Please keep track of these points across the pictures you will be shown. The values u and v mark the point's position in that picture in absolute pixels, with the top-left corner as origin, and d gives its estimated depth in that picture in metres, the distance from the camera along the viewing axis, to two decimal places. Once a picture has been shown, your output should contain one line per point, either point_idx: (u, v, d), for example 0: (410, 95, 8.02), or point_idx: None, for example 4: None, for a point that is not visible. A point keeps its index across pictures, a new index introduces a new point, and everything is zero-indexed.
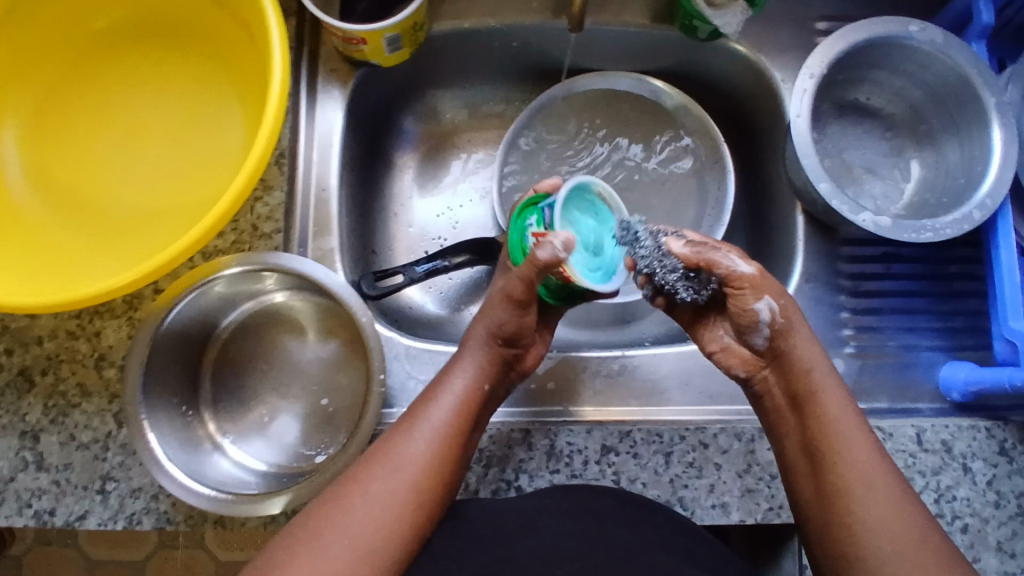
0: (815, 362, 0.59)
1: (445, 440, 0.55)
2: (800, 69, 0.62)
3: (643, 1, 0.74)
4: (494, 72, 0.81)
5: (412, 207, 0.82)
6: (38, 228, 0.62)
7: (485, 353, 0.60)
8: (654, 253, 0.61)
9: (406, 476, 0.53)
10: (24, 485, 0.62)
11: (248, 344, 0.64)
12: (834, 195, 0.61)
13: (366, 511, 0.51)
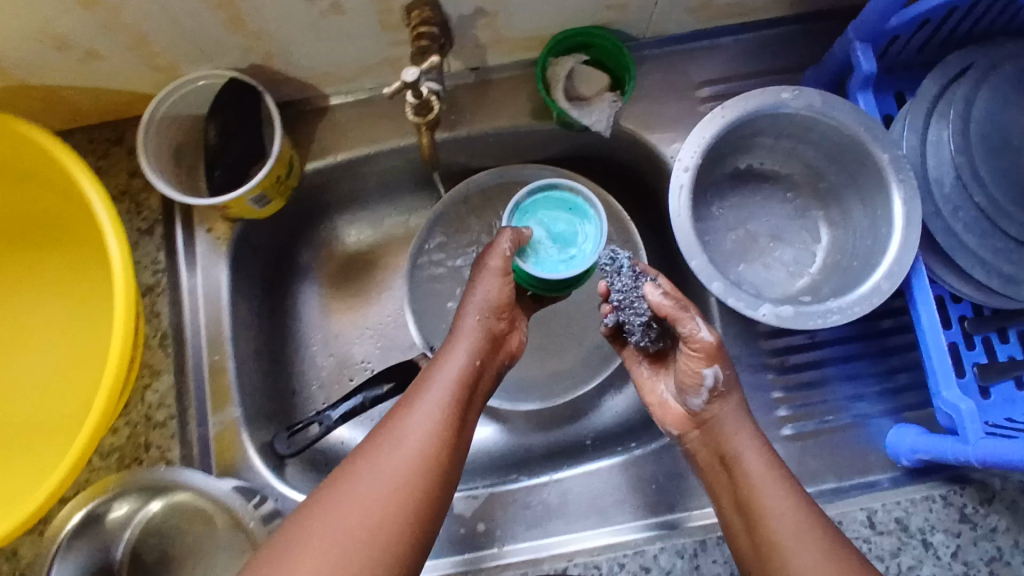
0: (731, 422, 0.60)
1: (445, 420, 0.54)
2: (672, 164, 0.59)
3: (517, 100, 0.72)
4: (388, 188, 0.79)
5: (329, 336, 0.80)
6: None
7: (479, 331, 0.60)
8: (632, 292, 0.62)
9: (412, 451, 0.52)
10: None
11: (158, 549, 0.62)
12: (730, 292, 0.58)
13: (365, 496, 0.49)
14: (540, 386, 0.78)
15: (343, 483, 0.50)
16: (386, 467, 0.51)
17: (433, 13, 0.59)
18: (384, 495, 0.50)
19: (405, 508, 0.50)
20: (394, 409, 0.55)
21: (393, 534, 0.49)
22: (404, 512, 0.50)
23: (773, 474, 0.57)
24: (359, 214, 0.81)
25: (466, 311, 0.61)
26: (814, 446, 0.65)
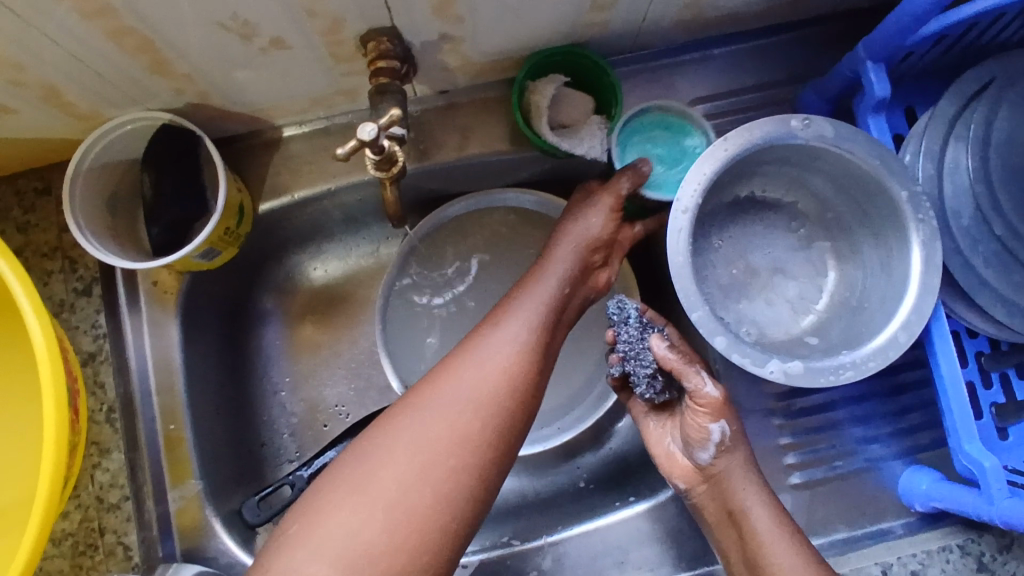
0: (738, 475, 0.57)
1: (531, 348, 0.50)
2: (671, 205, 0.53)
3: (489, 125, 0.65)
4: (354, 220, 0.73)
5: (299, 382, 0.74)
6: None
7: (575, 255, 0.57)
8: (637, 343, 0.59)
9: (495, 370, 0.48)
10: None
11: None
12: (734, 347, 0.53)
13: (433, 422, 0.46)
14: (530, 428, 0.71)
15: (413, 405, 0.47)
16: (459, 394, 0.47)
17: (393, 46, 0.54)
18: (454, 424, 0.46)
19: (478, 439, 0.46)
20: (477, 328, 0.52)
21: (473, 457, 0.46)
22: (484, 435, 0.46)
23: (783, 530, 0.55)
24: (325, 248, 0.75)
25: (562, 234, 0.58)
26: (823, 495, 0.60)
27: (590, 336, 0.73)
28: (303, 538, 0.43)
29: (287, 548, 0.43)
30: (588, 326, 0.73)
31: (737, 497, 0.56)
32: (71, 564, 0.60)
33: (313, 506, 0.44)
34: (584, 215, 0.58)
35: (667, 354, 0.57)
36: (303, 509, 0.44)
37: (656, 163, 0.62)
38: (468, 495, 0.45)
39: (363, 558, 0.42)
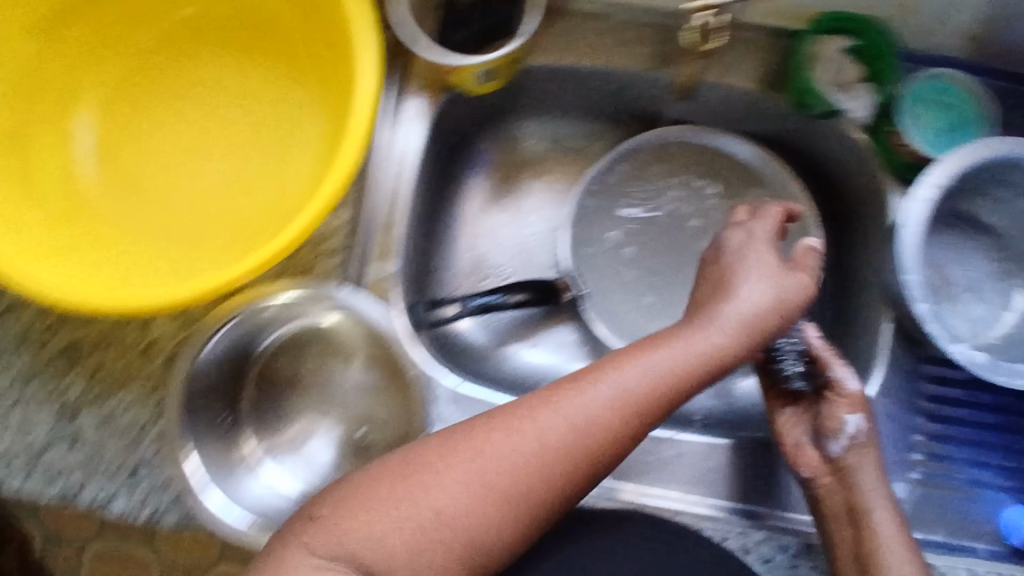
0: (869, 473, 0.60)
1: (661, 386, 0.55)
2: (923, 177, 0.60)
3: (754, 64, 0.70)
4: (583, 110, 0.79)
5: (478, 232, 0.80)
6: (97, 218, 0.61)
7: (751, 309, 0.59)
8: (792, 326, 0.66)
9: (619, 396, 0.54)
10: (52, 460, 0.62)
11: (289, 363, 0.65)
12: (931, 317, 0.60)
13: (550, 429, 0.52)
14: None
15: (539, 404, 0.53)
16: (582, 411, 0.53)
17: None
18: (569, 434, 0.52)
19: (587, 444, 0.52)
20: (609, 357, 0.56)
21: (576, 459, 0.52)
22: (597, 442, 0.52)
23: (900, 531, 0.58)
24: (545, 124, 0.80)
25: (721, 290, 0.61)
26: (936, 497, 0.64)
27: None
28: (420, 470, 0.51)
29: (405, 477, 0.50)
30: None
31: (863, 493, 0.59)
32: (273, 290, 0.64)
33: (430, 453, 0.51)
34: (748, 291, 0.59)
35: (820, 343, 0.65)
36: (421, 456, 0.51)
37: (942, 125, 0.66)
38: (539, 505, 0.51)
39: (462, 518, 0.50)
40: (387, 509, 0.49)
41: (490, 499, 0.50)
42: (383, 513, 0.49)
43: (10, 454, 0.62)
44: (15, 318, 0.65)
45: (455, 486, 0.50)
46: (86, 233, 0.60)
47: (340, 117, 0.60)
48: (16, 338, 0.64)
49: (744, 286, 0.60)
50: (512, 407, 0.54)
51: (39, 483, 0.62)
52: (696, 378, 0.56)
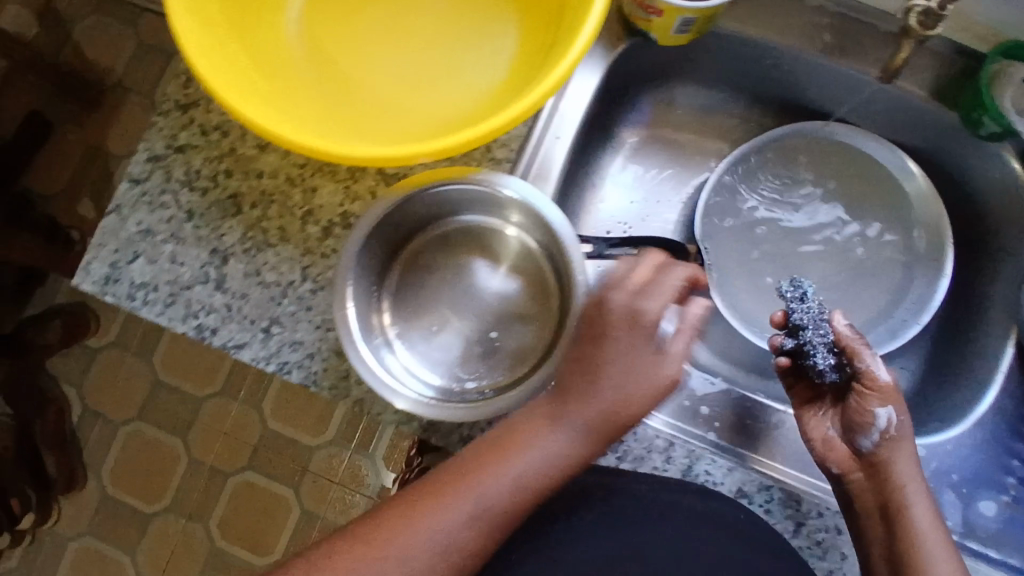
0: (906, 468, 0.59)
1: (563, 464, 0.55)
2: None
3: (929, 74, 0.70)
4: (749, 86, 0.79)
5: (609, 184, 0.81)
6: (293, 77, 0.64)
7: (665, 361, 0.56)
8: (816, 314, 0.64)
9: (528, 473, 0.54)
10: (196, 298, 0.65)
11: (437, 254, 0.67)
12: None
13: (508, 490, 0.53)
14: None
15: (491, 465, 0.54)
16: (528, 478, 0.54)
17: None
18: (473, 531, 0.53)
19: (490, 521, 0.53)
20: (537, 408, 0.56)
21: (496, 515, 0.53)
22: (506, 505, 0.54)
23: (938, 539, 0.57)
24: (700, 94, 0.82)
25: (614, 311, 0.56)
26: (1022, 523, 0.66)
27: (867, 298, 0.79)
28: (400, 540, 0.52)
29: (391, 532, 0.52)
30: (872, 290, 0.79)
31: (900, 491, 0.58)
32: None
33: (405, 516, 0.53)
34: (672, 340, 0.57)
35: (848, 332, 0.62)
36: (398, 513, 0.53)
37: None
38: (469, 551, 0.53)
39: (444, 569, 0.52)
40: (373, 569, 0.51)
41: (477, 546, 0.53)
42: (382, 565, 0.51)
43: (160, 283, 0.65)
44: (185, 160, 0.67)
45: (433, 551, 0.52)
46: (281, 87, 0.62)
47: (542, 37, 0.65)
48: (185, 176, 0.66)
49: (645, 308, 0.56)
50: (480, 451, 0.54)
51: (176, 316, 0.65)
52: (638, 417, 0.56)
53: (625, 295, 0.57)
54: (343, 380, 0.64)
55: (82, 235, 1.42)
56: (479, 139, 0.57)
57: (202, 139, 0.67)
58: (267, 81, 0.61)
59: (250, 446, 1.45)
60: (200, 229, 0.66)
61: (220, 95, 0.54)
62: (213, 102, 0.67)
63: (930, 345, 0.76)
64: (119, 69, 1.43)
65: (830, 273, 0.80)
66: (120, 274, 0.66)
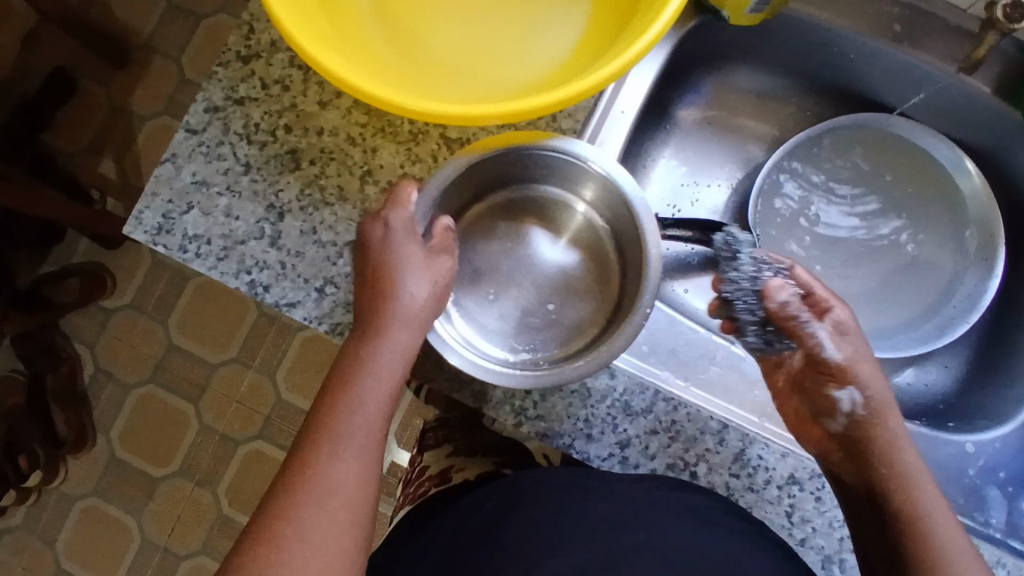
0: (909, 451, 0.58)
1: (386, 390, 0.55)
2: None
3: (992, 66, 0.69)
4: (799, 77, 0.80)
5: (660, 165, 0.82)
6: (357, 23, 0.64)
7: (433, 270, 0.58)
8: (750, 278, 0.65)
9: (369, 420, 0.53)
10: (250, 253, 0.64)
11: (503, 219, 0.68)
12: None
13: (375, 420, 0.54)
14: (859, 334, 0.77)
15: (345, 399, 0.53)
16: (366, 403, 0.53)
17: None
18: (354, 486, 0.52)
19: (369, 466, 0.53)
20: (359, 338, 0.56)
21: (368, 464, 0.53)
22: (371, 447, 0.53)
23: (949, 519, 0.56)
24: (757, 81, 0.82)
25: (388, 247, 0.56)
26: None
27: (914, 293, 0.79)
28: (311, 494, 0.50)
29: (297, 496, 0.50)
30: (919, 286, 0.79)
31: (901, 468, 0.57)
32: None
33: (302, 478, 0.51)
34: (418, 259, 0.57)
35: (781, 307, 0.63)
36: (299, 474, 0.51)
37: None
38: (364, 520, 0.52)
39: (354, 509, 0.51)
40: (291, 533, 0.49)
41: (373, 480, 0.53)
42: (300, 525, 0.49)
43: (213, 236, 0.64)
44: (243, 112, 0.66)
45: (336, 498, 0.51)
46: (342, 30, 0.62)
47: (611, 19, 0.65)
48: (244, 129, 0.65)
49: (409, 254, 0.56)
50: (334, 386, 0.54)
51: (229, 270, 0.64)
52: (423, 330, 0.57)
53: (409, 244, 0.57)
54: None
55: (103, 193, 1.40)
56: (537, 110, 0.56)
57: (262, 92, 0.66)
58: (331, 20, 0.61)
59: (262, 415, 1.44)
60: (256, 183, 0.65)
61: (303, 43, 0.54)
62: (275, 55, 0.66)
63: (975, 343, 0.76)
64: (148, 27, 1.41)
65: (878, 267, 0.80)
66: (173, 226, 0.64)
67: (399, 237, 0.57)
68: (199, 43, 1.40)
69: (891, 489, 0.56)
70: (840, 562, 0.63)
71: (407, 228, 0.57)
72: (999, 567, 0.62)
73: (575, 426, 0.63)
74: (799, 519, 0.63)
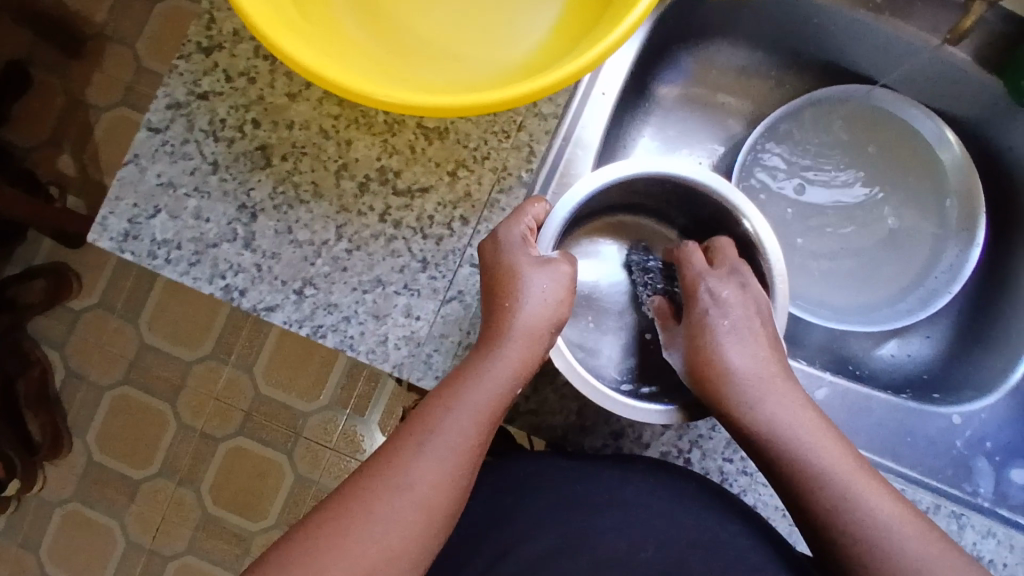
0: (766, 402, 0.58)
1: (496, 401, 0.56)
2: None
3: (972, 37, 0.68)
4: (780, 51, 0.79)
5: (639, 144, 0.81)
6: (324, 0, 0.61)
7: (551, 280, 0.59)
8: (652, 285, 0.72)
9: (466, 426, 0.55)
10: (224, 256, 0.61)
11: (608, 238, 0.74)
12: None
13: (467, 432, 0.55)
14: (845, 311, 0.78)
15: (445, 403, 0.55)
16: (464, 413, 0.55)
17: None
18: (438, 485, 0.53)
19: (460, 469, 0.54)
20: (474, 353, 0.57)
21: (462, 469, 0.54)
22: (467, 455, 0.55)
23: (851, 468, 0.56)
24: (737, 56, 0.81)
25: (505, 260, 0.58)
26: None
27: (898, 266, 0.79)
28: (393, 485, 0.52)
29: (376, 481, 0.53)
30: (901, 258, 0.79)
31: (817, 465, 0.56)
32: (478, 138, 0.64)
33: (385, 465, 0.53)
34: (532, 268, 0.58)
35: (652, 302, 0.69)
36: (383, 460, 0.54)
37: None
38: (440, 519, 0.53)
39: (428, 509, 0.52)
40: (358, 516, 0.51)
41: (450, 486, 0.53)
42: (369, 508, 0.51)
43: (184, 240, 0.62)
44: (208, 107, 0.63)
45: (409, 490, 0.52)
46: (309, 8, 0.59)
47: (588, 6, 0.63)
48: (209, 126, 0.62)
49: (523, 266, 0.58)
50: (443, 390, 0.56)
51: (202, 275, 0.61)
52: (543, 351, 0.58)
53: (525, 255, 0.58)
54: (381, 344, 0.61)
55: (64, 190, 1.35)
56: (503, 104, 0.54)
57: (227, 86, 0.63)
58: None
59: (242, 411, 1.41)
60: (225, 183, 0.62)
61: (270, 34, 0.51)
62: (238, 45, 0.63)
63: (959, 314, 0.76)
64: (101, 14, 1.34)
65: (860, 240, 0.80)
66: (140, 231, 0.62)
67: (513, 244, 0.58)
68: (155, 28, 1.34)
69: (797, 481, 0.56)
70: None
71: (522, 239, 0.59)
72: (989, 537, 0.62)
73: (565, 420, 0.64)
74: None
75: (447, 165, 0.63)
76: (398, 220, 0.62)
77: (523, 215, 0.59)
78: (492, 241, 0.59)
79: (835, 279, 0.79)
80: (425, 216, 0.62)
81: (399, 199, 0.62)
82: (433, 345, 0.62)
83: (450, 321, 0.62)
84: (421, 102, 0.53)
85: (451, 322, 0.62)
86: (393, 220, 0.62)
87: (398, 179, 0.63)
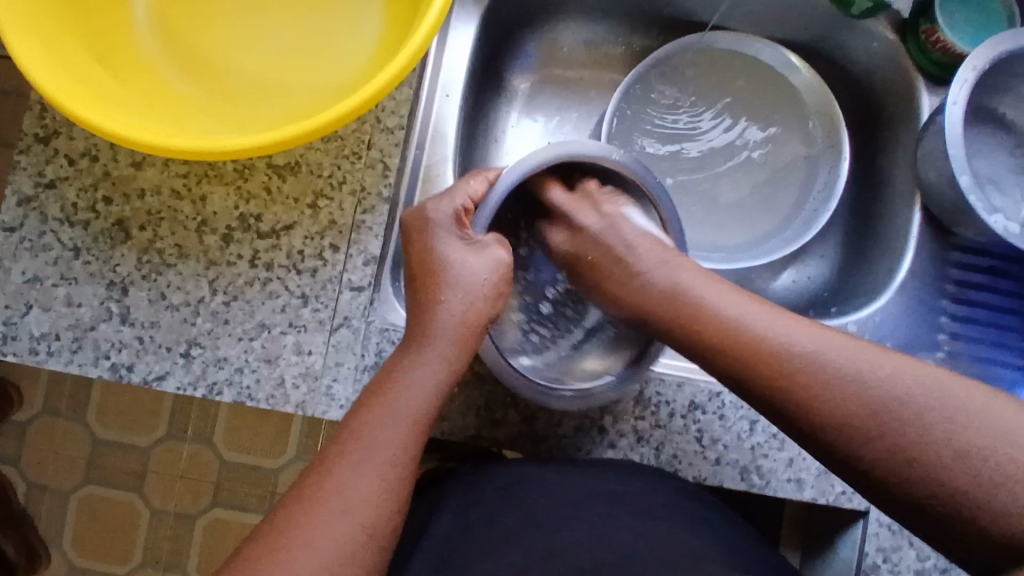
0: (652, 273, 0.60)
1: (431, 396, 0.56)
2: (964, 59, 0.63)
3: None
4: (620, 15, 0.81)
5: (507, 136, 0.82)
6: (148, 71, 0.62)
7: (486, 269, 0.60)
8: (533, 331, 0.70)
9: (395, 429, 0.54)
10: (103, 336, 0.61)
11: None
12: (972, 191, 0.64)
13: (399, 434, 0.53)
14: (736, 248, 0.79)
15: (374, 413, 0.54)
16: (396, 415, 0.54)
17: None
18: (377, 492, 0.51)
19: (397, 472, 0.52)
20: (406, 350, 0.58)
21: (400, 475, 0.53)
22: (403, 456, 0.53)
23: (788, 322, 0.53)
24: (582, 29, 0.82)
25: (430, 246, 0.61)
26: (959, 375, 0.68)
27: (779, 197, 0.80)
28: (325, 505, 0.50)
29: (305, 507, 0.50)
30: (780, 190, 0.80)
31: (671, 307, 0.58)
32: (331, 163, 0.64)
33: (316, 486, 0.51)
34: (462, 255, 0.61)
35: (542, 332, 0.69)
36: (310, 486, 0.51)
37: (971, 24, 0.68)
38: (381, 530, 0.51)
39: (370, 524, 0.50)
40: (297, 542, 0.48)
41: (387, 497, 0.51)
42: (304, 535, 0.49)
43: (60, 330, 0.61)
44: (57, 195, 0.63)
45: (347, 509, 0.50)
46: (127, 82, 0.59)
47: (404, 14, 0.64)
48: (61, 213, 0.63)
49: (451, 253, 0.61)
50: (367, 399, 0.55)
51: (87, 360, 0.61)
52: (472, 344, 0.59)
53: (454, 240, 0.61)
54: (279, 387, 0.61)
55: None
56: (323, 133, 0.53)
57: (72, 169, 0.63)
58: (113, 74, 0.59)
59: (211, 483, 1.38)
60: (89, 265, 0.62)
61: (69, 107, 0.52)
62: (75, 128, 0.63)
63: (845, 231, 0.79)
64: None
65: (738, 181, 0.82)
66: (16, 330, 0.61)
67: (443, 226, 0.61)
68: None
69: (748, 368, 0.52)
70: (757, 469, 0.63)
71: (455, 219, 0.61)
72: None
73: (476, 418, 0.64)
74: (709, 441, 0.64)
75: (306, 198, 0.63)
76: (268, 261, 0.62)
77: (458, 194, 0.62)
78: (424, 217, 0.62)
79: (724, 220, 0.81)
80: (294, 252, 0.62)
81: (266, 241, 0.62)
82: (331, 375, 0.62)
83: (343, 347, 0.62)
84: (218, 145, 0.52)
85: (344, 348, 0.62)
86: (263, 263, 0.62)
87: (260, 222, 0.63)
